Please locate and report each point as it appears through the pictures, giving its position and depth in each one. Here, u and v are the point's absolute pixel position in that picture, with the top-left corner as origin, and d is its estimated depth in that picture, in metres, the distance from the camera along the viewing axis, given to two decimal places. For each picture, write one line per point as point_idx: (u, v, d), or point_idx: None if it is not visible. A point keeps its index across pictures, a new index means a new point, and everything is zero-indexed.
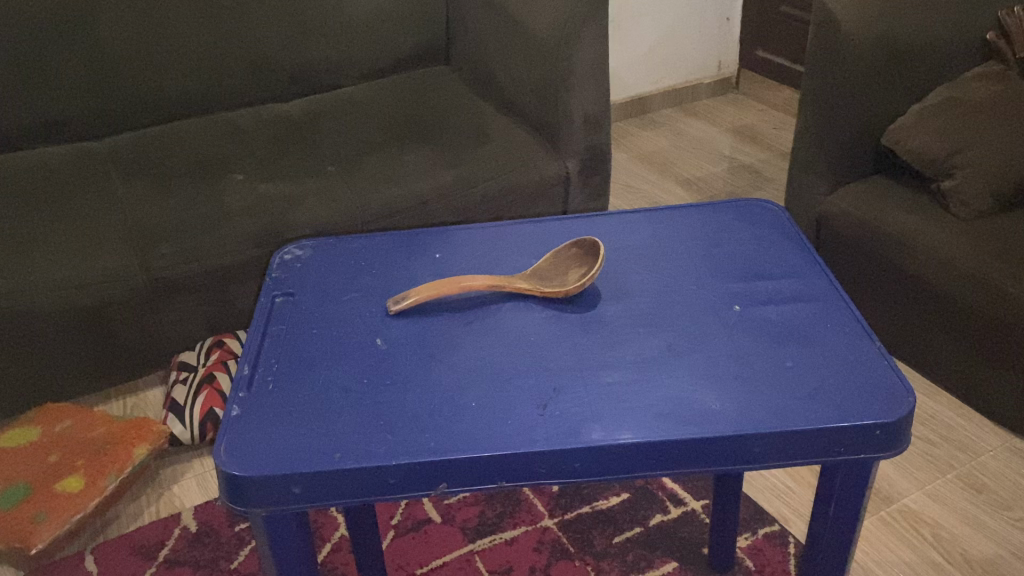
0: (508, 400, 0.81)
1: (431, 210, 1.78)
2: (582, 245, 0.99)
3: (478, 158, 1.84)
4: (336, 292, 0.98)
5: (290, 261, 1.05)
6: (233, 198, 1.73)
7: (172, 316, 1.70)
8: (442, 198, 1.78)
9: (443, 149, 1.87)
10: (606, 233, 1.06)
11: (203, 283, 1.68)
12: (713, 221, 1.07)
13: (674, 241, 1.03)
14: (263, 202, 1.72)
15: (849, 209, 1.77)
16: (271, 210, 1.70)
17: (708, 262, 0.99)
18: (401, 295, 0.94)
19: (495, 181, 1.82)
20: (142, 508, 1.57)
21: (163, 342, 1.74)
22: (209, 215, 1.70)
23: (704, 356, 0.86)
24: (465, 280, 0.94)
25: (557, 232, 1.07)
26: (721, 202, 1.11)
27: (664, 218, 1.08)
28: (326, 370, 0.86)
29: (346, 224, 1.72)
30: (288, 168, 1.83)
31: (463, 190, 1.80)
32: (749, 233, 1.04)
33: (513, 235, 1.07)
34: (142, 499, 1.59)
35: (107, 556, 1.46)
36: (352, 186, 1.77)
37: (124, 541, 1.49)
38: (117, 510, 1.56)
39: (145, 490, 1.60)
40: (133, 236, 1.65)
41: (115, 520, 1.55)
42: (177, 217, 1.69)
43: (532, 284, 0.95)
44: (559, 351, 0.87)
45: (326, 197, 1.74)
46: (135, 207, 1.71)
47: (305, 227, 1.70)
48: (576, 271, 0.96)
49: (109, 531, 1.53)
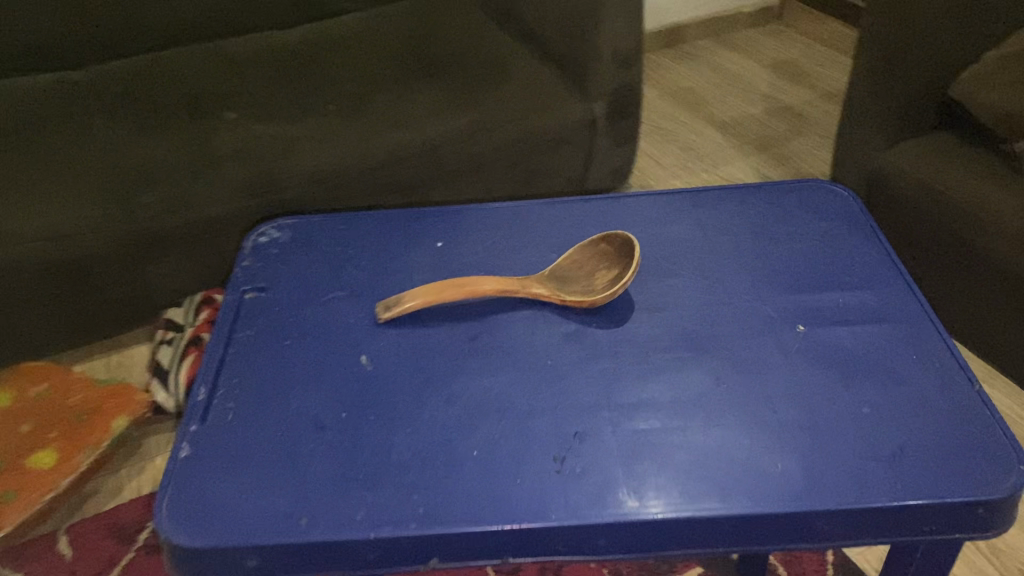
0: (519, 449, 0.66)
1: (441, 167, 1.59)
2: (611, 242, 0.82)
3: (496, 100, 1.63)
4: (317, 287, 0.82)
5: (265, 246, 0.88)
6: (224, 140, 1.54)
7: (162, 268, 1.53)
8: (458, 151, 1.59)
9: (457, 89, 1.66)
10: (641, 219, 0.89)
11: (192, 235, 1.50)
12: (769, 207, 0.89)
13: (724, 233, 0.86)
14: (256, 147, 1.51)
15: (907, 167, 1.54)
16: (265, 156, 1.50)
17: (766, 263, 0.82)
18: (392, 299, 0.78)
19: (515, 127, 1.61)
20: (120, 481, 1.42)
21: (152, 296, 1.58)
22: (198, 159, 1.50)
23: (760, 393, 0.70)
24: (468, 282, 0.78)
25: (583, 215, 0.90)
26: (780, 182, 0.93)
27: (710, 202, 0.90)
28: (299, 397, 0.71)
29: (346, 178, 1.53)
30: (285, 107, 1.62)
31: (478, 135, 1.59)
32: (815, 223, 0.87)
33: (531, 218, 0.90)
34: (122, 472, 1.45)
35: (80, 539, 1.33)
36: (354, 127, 1.57)
37: (98, 521, 1.35)
38: (94, 484, 1.42)
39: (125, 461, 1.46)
40: (112, 180, 1.45)
41: (94, 494, 1.41)
42: (163, 159, 1.49)
43: (552, 288, 0.79)
44: (583, 381, 0.71)
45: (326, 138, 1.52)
46: (113, 149, 1.51)
47: (300, 179, 1.50)
48: (605, 275, 0.79)
49: (86, 508, 1.39)
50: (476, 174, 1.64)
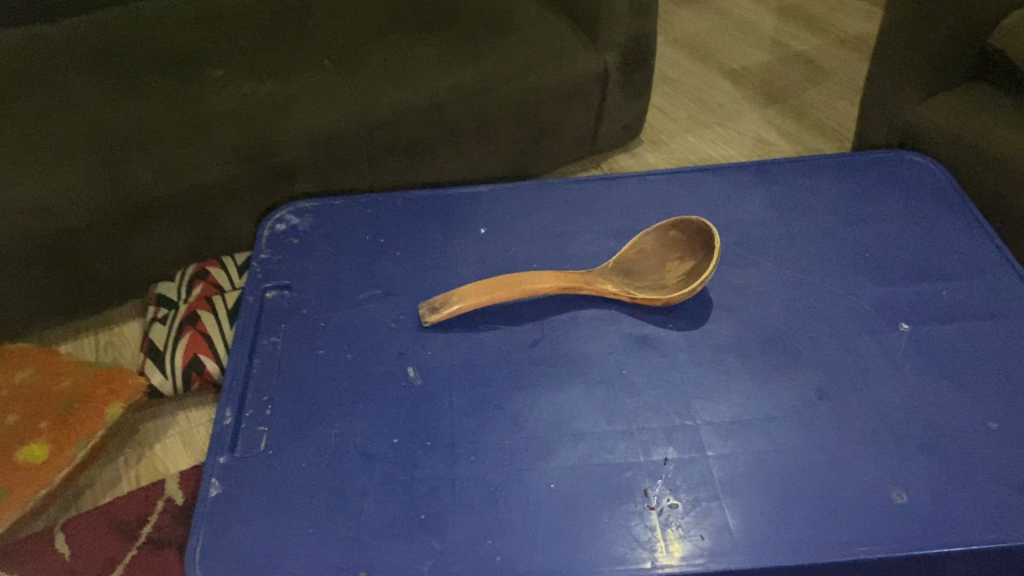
0: (603, 481, 0.57)
1: (463, 133, 1.22)
2: (685, 227, 0.72)
3: (519, 44, 1.25)
4: (348, 283, 0.73)
5: (284, 236, 0.78)
6: (206, 95, 1.14)
7: (148, 248, 1.12)
8: (483, 112, 1.22)
9: (479, 29, 1.27)
10: (705, 199, 0.79)
11: (180, 210, 1.10)
12: (847, 183, 0.80)
13: (801, 213, 0.77)
14: (231, 105, 1.12)
15: None
16: (255, 113, 1.11)
17: (854, 249, 0.73)
18: (438, 299, 0.69)
19: (550, 75, 1.24)
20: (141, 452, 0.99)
21: (127, 281, 1.14)
22: (176, 117, 1.10)
23: (868, 405, 0.61)
24: (524, 280, 0.69)
25: (638, 194, 0.80)
26: (856, 153, 0.84)
27: (779, 176, 0.81)
28: (341, 419, 0.62)
29: (342, 146, 1.14)
30: (274, 54, 1.23)
31: (503, 86, 1.21)
32: (901, 202, 0.78)
33: (580, 199, 0.80)
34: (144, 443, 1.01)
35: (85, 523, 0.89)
36: (355, 79, 1.17)
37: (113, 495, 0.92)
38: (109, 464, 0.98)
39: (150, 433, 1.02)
40: (76, 143, 1.06)
41: (103, 476, 0.97)
42: (134, 117, 1.10)
43: (619, 284, 0.70)
44: (663, 396, 0.62)
45: (319, 93, 1.14)
46: (62, 111, 1.12)
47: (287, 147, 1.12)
48: (678, 269, 0.70)
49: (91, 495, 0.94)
50: (505, 144, 1.28)
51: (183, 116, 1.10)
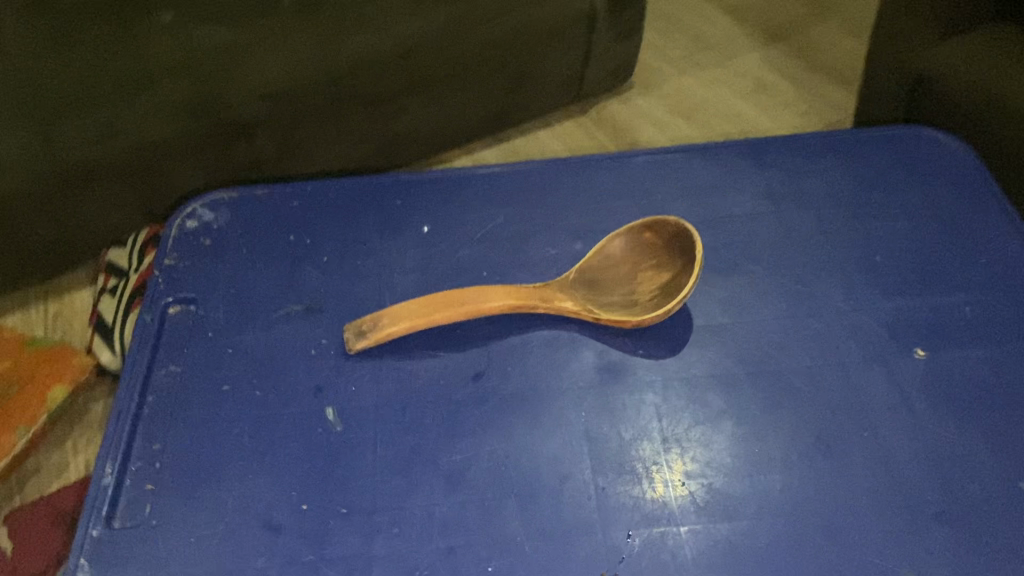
0: (554, 561, 0.48)
1: (445, 78, 0.98)
2: (660, 231, 0.60)
3: None
4: (264, 298, 0.62)
5: (194, 234, 0.67)
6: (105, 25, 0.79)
7: (87, 215, 0.86)
8: (461, 54, 0.96)
9: None
10: (686, 188, 0.67)
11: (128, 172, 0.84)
12: (854, 166, 0.67)
13: (799, 206, 0.65)
14: (163, 56, 0.81)
15: None
16: (200, 50, 0.82)
17: (861, 250, 0.62)
18: (367, 320, 0.58)
19: (537, 9, 0.99)
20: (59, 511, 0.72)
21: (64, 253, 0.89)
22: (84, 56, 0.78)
23: (875, 459, 0.51)
24: (468, 297, 0.58)
25: (609, 183, 0.68)
26: (866, 127, 0.71)
27: (776, 159, 0.69)
28: (242, 476, 0.52)
29: (307, 102, 0.89)
30: None
31: (484, 22, 0.96)
32: (917, 190, 0.65)
33: (541, 189, 0.68)
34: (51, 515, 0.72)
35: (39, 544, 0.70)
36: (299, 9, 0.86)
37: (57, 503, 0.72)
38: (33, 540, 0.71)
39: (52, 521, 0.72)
40: None
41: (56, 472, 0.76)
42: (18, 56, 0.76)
43: (581, 299, 0.59)
44: (629, 446, 0.52)
45: (278, 35, 0.85)
46: None
47: (245, 103, 0.85)
48: (650, 283, 0.59)
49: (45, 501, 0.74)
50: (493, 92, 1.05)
51: (106, 75, 0.79)
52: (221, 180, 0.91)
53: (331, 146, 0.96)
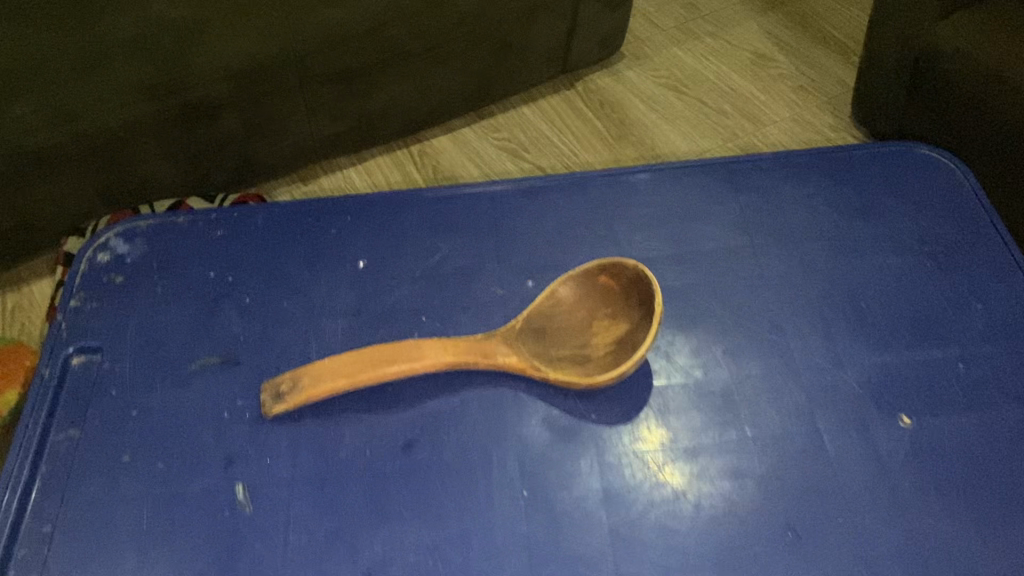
0: None
1: (413, 56, 0.98)
2: (619, 276, 0.53)
3: None
4: (176, 349, 0.55)
5: (105, 269, 0.60)
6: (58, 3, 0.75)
7: (46, 191, 0.86)
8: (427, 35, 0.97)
9: None
10: (652, 215, 0.61)
11: (91, 151, 0.85)
12: (840, 194, 0.61)
13: (778, 242, 0.59)
14: (126, 33, 0.78)
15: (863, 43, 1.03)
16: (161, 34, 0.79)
17: (845, 297, 0.55)
18: (286, 379, 0.51)
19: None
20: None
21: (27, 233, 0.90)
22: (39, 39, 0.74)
23: (851, 553, 0.45)
24: (398, 355, 0.51)
25: (569, 210, 0.61)
26: (856, 146, 0.64)
27: (754, 184, 0.62)
28: (138, 567, 0.46)
29: (269, 80, 0.89)
30: None
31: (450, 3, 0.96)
32: (908, 224, 0.59)
33: (493, 218, 0.61)
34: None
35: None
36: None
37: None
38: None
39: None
40: None
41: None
42: None
43: (527, 353, 0.52)
44: (574, 533, 0.46)
45: (237, 15, 0.83)
46: None
47: (206, 84, 0.85)
48: (607, 335, 0.53)
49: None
50: (462, 69, 1.05)
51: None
52: (187, 157, 0.92)
53: (300, 121, 0.98)
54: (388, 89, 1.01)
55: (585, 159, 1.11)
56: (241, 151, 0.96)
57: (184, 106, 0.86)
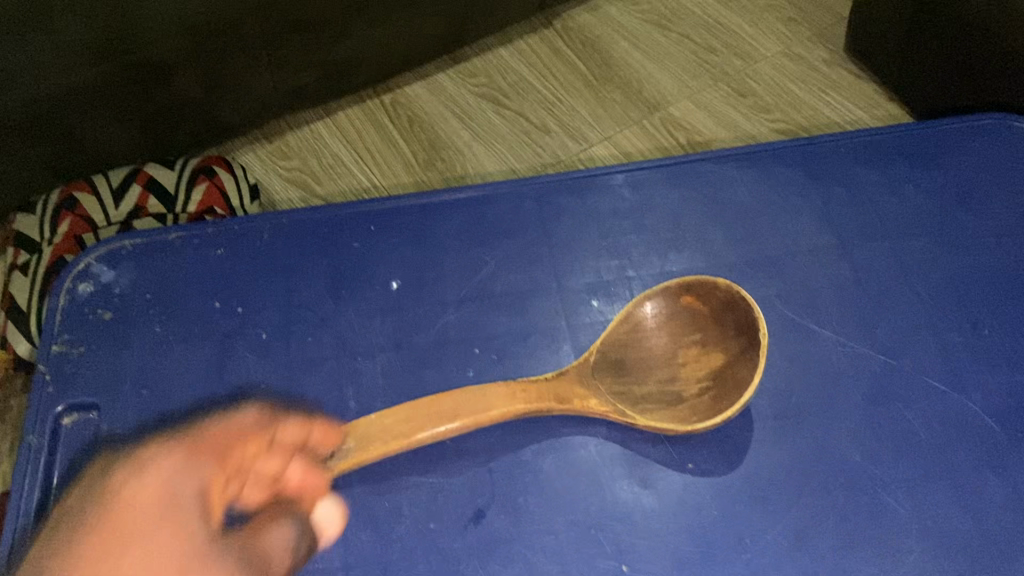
0: None
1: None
2: (710, 300, 0.47)
3: None
4: (188, 400, 0.47)
5: (89, 303, 0.51)
6: None
7: None
8: None
9: None
10: (724, 212, 0.53)
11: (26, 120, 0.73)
12: (932, 179, 0.53)
13: (869, 239, 0.51)
14: None
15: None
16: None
17: (957, 305, 0.49)
18: (331, 439, 0.44)
19: None
20: (130, 544, 0.40)
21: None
22: None
23: None
24: (458, 407, 0.44)
25: (628, 210, 0.53)
26: (941, 122, 0.56)
27: (835, 171, 0.54)
28: None
29: (229, 37, 0.77)
30: None
31: None
32: (1011, 211, 0.52)
33: (541, 223, 0.53)
34: (121, 540, 0.40)
35: (227, 451, 0.43)
36: None
37: (86, 564, 0.40)
38: (202, 452, 0.43)
39: (117, 516, 0.41)
40: None
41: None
42: None
43: (608, 394, 0.45)
44: None
45: None
46: None
47: (159, 42, 0.72)
48: (696, 366, 0.46)
49: (73, 560, 0.40)
50: (438, 7, 0.91)
51: None
52: (136, 122, 0.81)
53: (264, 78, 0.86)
54: (362, 36, 0.88)
55: (569, 107, 0.97)
56: (199, 113, 0.84)
57: (136, 67, 0.74)
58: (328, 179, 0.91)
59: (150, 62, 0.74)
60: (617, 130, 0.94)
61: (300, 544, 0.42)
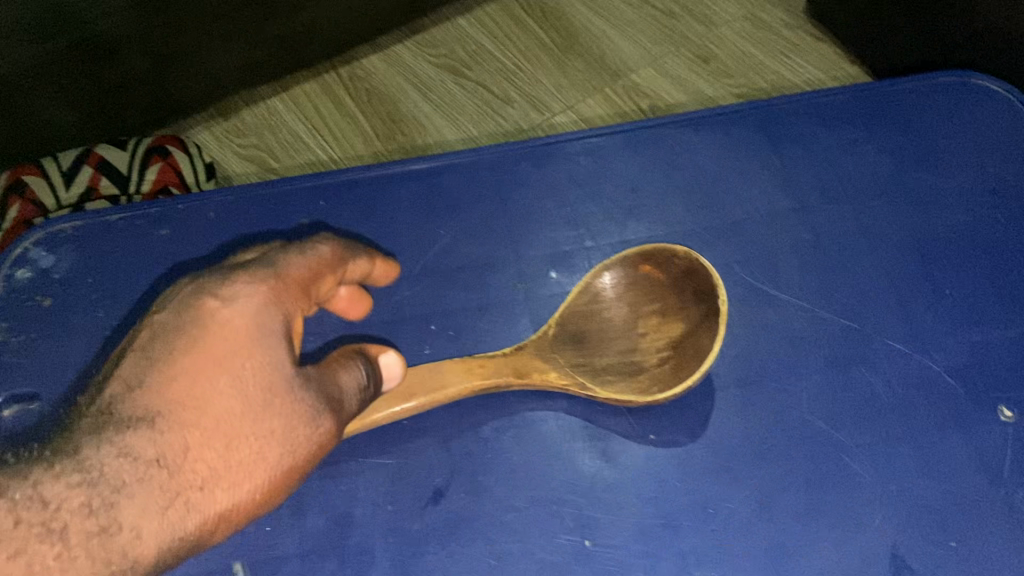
0: None
1: None
2: (669, 268, 0.45)
3: None
4: None
5: (28, 289, 0.49)
6: None
7: None
8: None
9: None
10: (682, 178, 0.52)
11: None
12: (893, 137, 0.52)
13: (829, 201, 0.50)
14: None
15: None
16: None
17: (918, 265, 0.48)
18: None
19: None
20: (233, 350, 0.36)
21: None
22: None
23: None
24: (414, 387, 0.42)
25: (585, 177, 0.52)
26: (903, 80, 0.55)
27: (794, 133, 0.53)
28: None
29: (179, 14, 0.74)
30: None
31: None
32: (972, 169, 0.51)
33: (497, 193, 0.52)
34: (219, 353, 0.36)
35: (309, 287, 0.40)
36: None
37: (184, 378, 0.35)
38: (285, 288, 0.38)
39: (211, 334, 0.36)
40: None
41: (125, 397, 0.34)
42: None
43: (566, 366, 0.44)
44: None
45: None
46: None
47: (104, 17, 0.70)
48: (655, 335, 0.45)
49: (173, 367, 0.35)
50: None
51: None
52: (82, 101, 0.78)
53: (219, 54, 0.83)
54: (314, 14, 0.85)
55: (531, 76, 0.94)
56: (149, 90, 0.82)
57: (82, 44, 0.71)
58: (286, 156, 0.89)
59: (96, 38, 0.71)
60: (580, 99, 0.92)
61: (369, 384, 0.40)
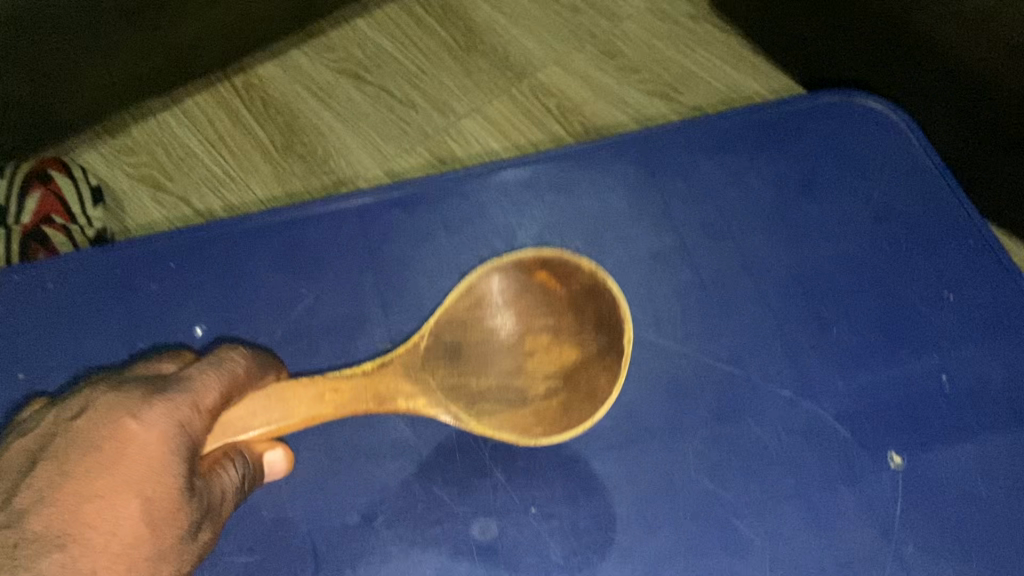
0: None
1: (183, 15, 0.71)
2: (568, 283, 0.43)
3: None
4: None
5: None
6: None
7: None
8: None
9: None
10: (561, 219, 0.49)
11: None
12: (777, 166, 0.50)
13: (711, 238, 0.48)
14: None
15: None
16: None
17: (803, 305, 0.46)
18: None
19: None
20: (145, 469, 0.31)
21: None
22: None
23: None
24: (252, 415, 0.37)
25: (458, 222, 0.49)
26: (781, 100, 0.52)
27: (676, 165, 0.50)
28: None
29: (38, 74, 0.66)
30: None
31: None
32: (857, 197, 0.49)
33: (363, 245, 0.48)
34: (134, 470, 0.31)
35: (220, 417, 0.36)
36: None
37: (98, 501, 0.30)
38: (203, 414, 0.34)
39: (125, 450, 0.31)
40: None
41: (28, 514, 0.29)
42: None
43: (445, 384, 0.42)
44: None
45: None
46: None
47: None
48: (546, 361, 0.43)
49: (82, 486, 0.30)
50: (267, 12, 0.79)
51: None
52: None
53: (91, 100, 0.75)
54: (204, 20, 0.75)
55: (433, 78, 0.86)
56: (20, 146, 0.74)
57: None
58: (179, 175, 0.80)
59: None
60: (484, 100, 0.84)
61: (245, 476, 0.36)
